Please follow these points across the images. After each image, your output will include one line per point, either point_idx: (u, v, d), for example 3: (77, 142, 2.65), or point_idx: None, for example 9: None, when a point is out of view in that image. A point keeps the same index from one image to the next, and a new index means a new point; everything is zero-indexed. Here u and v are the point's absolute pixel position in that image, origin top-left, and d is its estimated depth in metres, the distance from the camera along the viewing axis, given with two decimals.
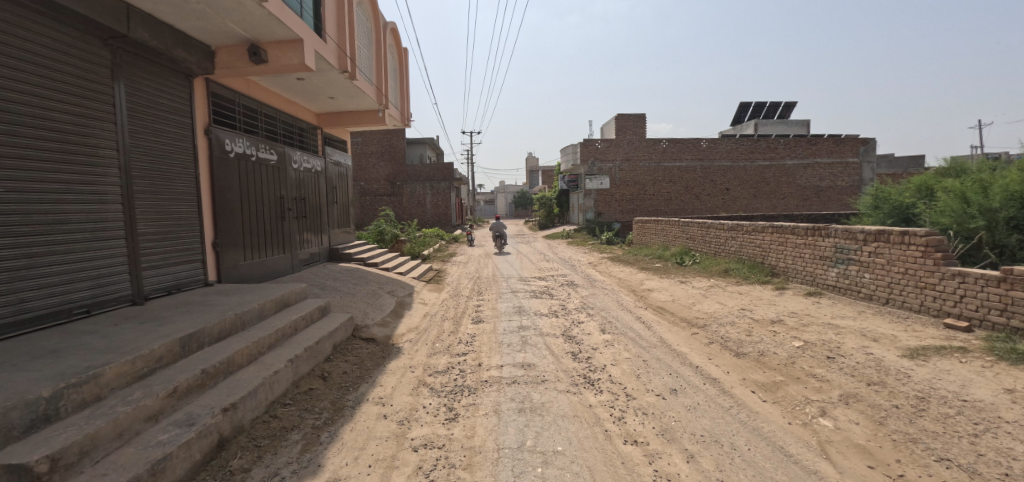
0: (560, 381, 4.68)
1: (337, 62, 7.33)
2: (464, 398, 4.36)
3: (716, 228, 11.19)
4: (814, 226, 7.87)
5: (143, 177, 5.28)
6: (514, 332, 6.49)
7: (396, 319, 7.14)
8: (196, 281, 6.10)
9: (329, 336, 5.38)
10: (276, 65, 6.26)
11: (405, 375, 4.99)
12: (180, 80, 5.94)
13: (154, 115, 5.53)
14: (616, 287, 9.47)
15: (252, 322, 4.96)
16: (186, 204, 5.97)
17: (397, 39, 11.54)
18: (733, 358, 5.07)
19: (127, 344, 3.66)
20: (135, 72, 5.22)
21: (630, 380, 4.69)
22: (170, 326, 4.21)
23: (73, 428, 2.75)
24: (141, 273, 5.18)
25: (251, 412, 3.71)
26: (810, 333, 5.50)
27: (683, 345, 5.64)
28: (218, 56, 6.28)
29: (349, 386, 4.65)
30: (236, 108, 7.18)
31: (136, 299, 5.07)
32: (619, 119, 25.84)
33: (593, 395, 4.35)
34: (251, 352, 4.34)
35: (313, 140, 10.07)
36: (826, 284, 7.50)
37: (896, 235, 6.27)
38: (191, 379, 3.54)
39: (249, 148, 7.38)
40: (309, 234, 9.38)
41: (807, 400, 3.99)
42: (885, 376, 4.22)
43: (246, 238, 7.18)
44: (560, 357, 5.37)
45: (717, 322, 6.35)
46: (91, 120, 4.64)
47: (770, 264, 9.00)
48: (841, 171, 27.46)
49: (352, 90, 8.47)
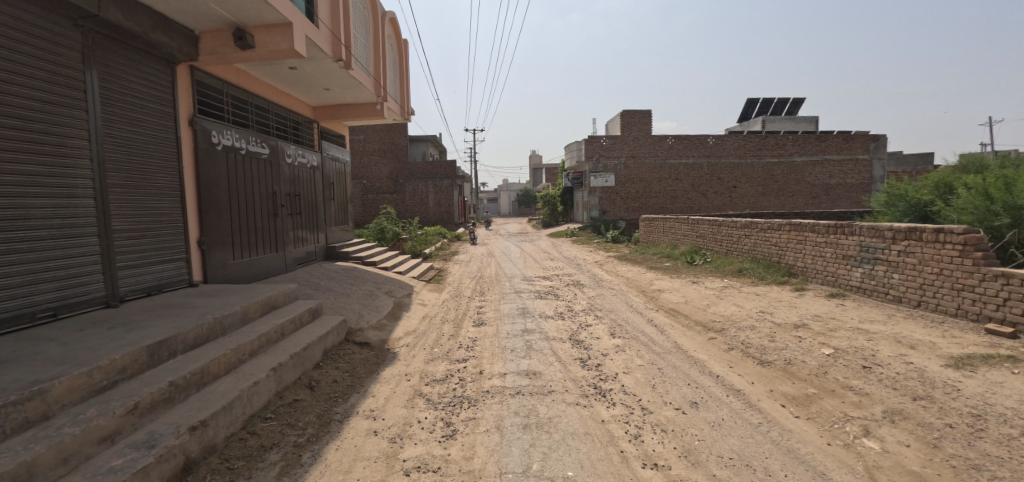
0: (568, 392, 4.27)
1: (331, 49, 6.91)
2: (464, 411, 3.96)
3: (727, 226, 10.75)
4: (837, 224, 7.41)
5: (118, 170, 4.89)
6: (517, 336, 6.08)
7: (392, 322, 6.74)
8: (180, 282, 5.71)
9: (319, 341, 4.98)
10: (264, 51, 5.84)
11: (399, 384, 4.59)
12: (161, 66, 5.53)
13: (133, 103, 5.13)
14: (624, 287, 9.05)
15: (235, 327, 4.56)
16: (168, 199, 5.59)
17: (396, 30, 11.15)
18: (756, 367, 4.64)
19: (85, 354, 3.26)
20: (109, 56, 4.82)
21: (645, 392, 4.28)
22: (139, 331, 3.82)
23: (7, 455, 2.36)
24: (117, 272, 4.79)
25: (225, 429, 3.32)
26: (839, 340, 5.06)
27: (701, 352, 5.21)
28: (202, 42, 5.87)
29: (338, 398, 4.25)
30: (224, 99, 6.77)
31: (110, 301, 4.69)
32: (625, 116, 25.44)
33: (606, 408, 3.95)
34: (230, 361, 3.93)
35: (308, 134, 9.67)
36: (849, 285, 7.03)
37: (929, 233, 5.81)
38: (155, 393, 3.14)
39: (238, 140, 6.97)
40: (304, 232, 8.97)
41: (845, 416, 3.57)
42: (931, 390, 3.80)
43: (234, 236, 6.77)
44: (569, 365, 4.95)
45: (735, 326, 5.93)
46: (57, 107, 4.26)
47: (787, 263, 8.55)
48: (851, 168, 26.91)
49: (347, 80, 8.05)
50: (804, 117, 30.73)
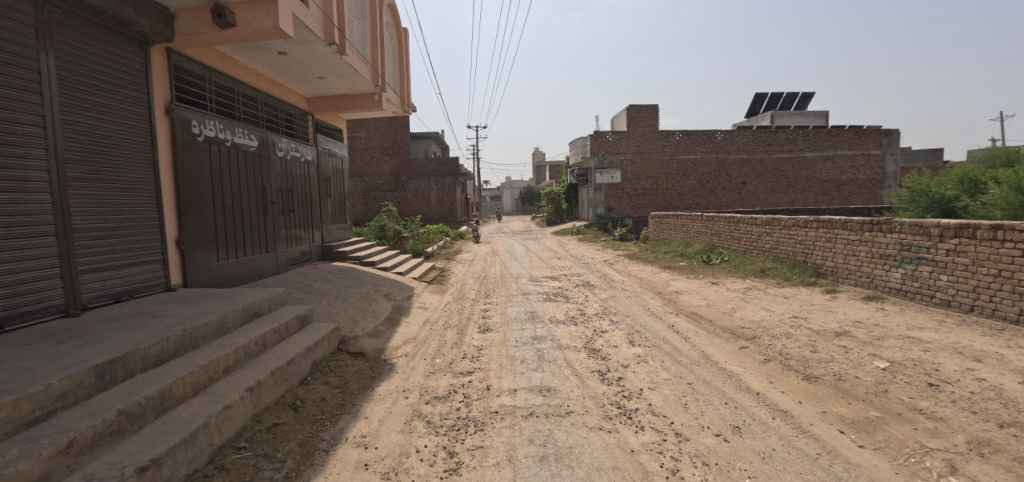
0: (588, 413, 3.72)
1: (322, 31, 6.36)
2: (470, 438, 3.42)
3: (746, 222, 10.18)
4: (873, 220, 6.82)
5: (80, 162, 4.35)
6: (527, 344, 5.52)
7: (390, 328, 6.20)
8: (155, 287, 5.19)
9: (307, 353, 4.45)
10: (247, 30, 5.30)
11: (396, 403, 4.05)
12: (132, 47, 4.99)
13: (100, 87, 4.60)
14: (638, 288, 8.50)
15: (210, 338, 4.03)
16: (141, 194, 5.06)
17: (395, 17, 10.59)
18: (801, 383, 4.07)
19: (16, 377, 2.73)
20: (68, 33, 4.27)
21: (676, 413, 3.72)
22: (91, 347, 3.29)
23: None
24: (79, 277, 4.26)
25: (185, 466, 2.79)
26: (891, 350, 4.49)
27: (733, 364, 4.64)
28: (179, 21, 5.32)
29: (325, 420, 3.71)
30: (206, 86, 6.24)
31: (70, 309, 4.17)
32: (631, 111, 24.84)
33: (634, 435, 3.40)
34: (199, 380, 3.40)
35: (302, 126, 9.12)
36: (888, 287, 6.45)
37: (985, 230, 5.25)
38: (97, 426, 2.60)
39: (223, 131, 6.44)
40: (297, 230, 8.43)
41: (922, 448, 3.01)
42: (1018, 414, 3.23)
43: (218, 235, 6.24)
44: (586, 379, 4.40)
45: (769, 334, 5.35)
46: (6, 89, 3.73)
47: (815, 262, 7.98)
48: (863, 163, 26.25)
49: (341, 67, 7.49)
50: (813, 112, 30.04)
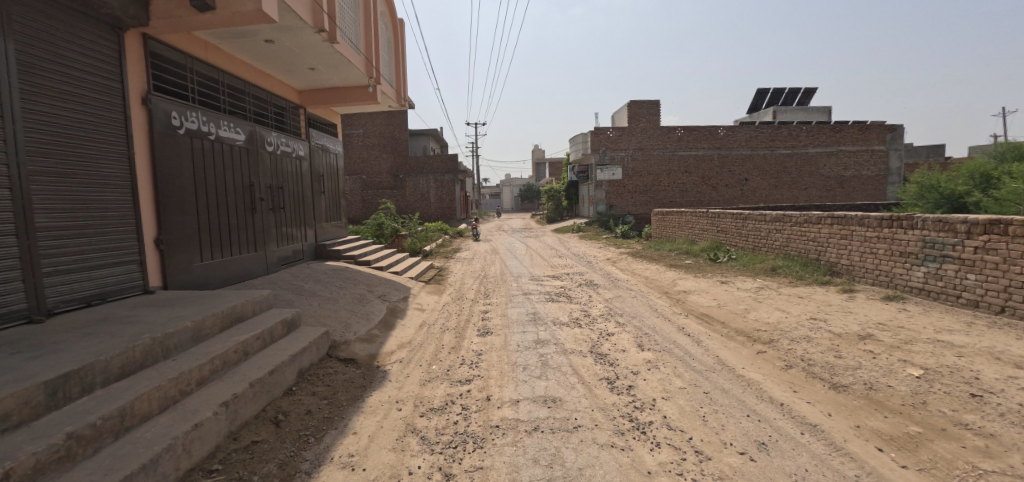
0: (598, 428, 3.39)
1: (311, 17, 6.01)
2: (468, 457, 3.09)
3: (755, 219, 9.86)
4: (892, 216, 6.50)
5: (44, 155, 4.01)
6: (530, 349, 5.19)
7: (385, 332, 5.86)
8: (132, 289, 4.86)
9: (292, 361, 4.12)
10: (227, 13, 4.94)
11: (388, 416, 3.71)
12: (103, 32, 4.64)
13: (68, 75, 4.25)
14: (644, 288, 8.18)
15: (185, 346, 3.70)
16: (116, 191, 4.72)
17: (390, 7, 10.23)
18: (829, 393, 3.74)
19: None
20: (30, 15, 3.93)
21: (695, 427, 3.39)
22: (46, 359, 2.95)
23: None
24: (43, 279, 3.93)
25: None
26: (922, 356, 4.17)
27: (752, 371, 4.31)
28: (154, 3, 4.96)
29: (309, 437, 3.38)
30: (188, 76, 5.89)
31: (33, 315, 3.84)
32: (631, 106, 24.50)
33: (650, 453, 3.07)
34: (168, 395, 3.07)
35: (293, 121, 8.76)
36: (909, 287, 6.13)
37: (1017, 226, 4.91)
38: (40, 453, 2.26)
39: (208, 124, 6.10)
40: (288, 229, 8.09)
41: (975, 470, 2.69)
42: None
43: (202, 233, 5.90)
44: (594, 388, 4.07)
45: (787, 337, 5.02)
46: None
47: (828, 261, 7.66)
48: (867, 159, 25.88)
49: (332, 56, 7.13)
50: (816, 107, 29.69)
